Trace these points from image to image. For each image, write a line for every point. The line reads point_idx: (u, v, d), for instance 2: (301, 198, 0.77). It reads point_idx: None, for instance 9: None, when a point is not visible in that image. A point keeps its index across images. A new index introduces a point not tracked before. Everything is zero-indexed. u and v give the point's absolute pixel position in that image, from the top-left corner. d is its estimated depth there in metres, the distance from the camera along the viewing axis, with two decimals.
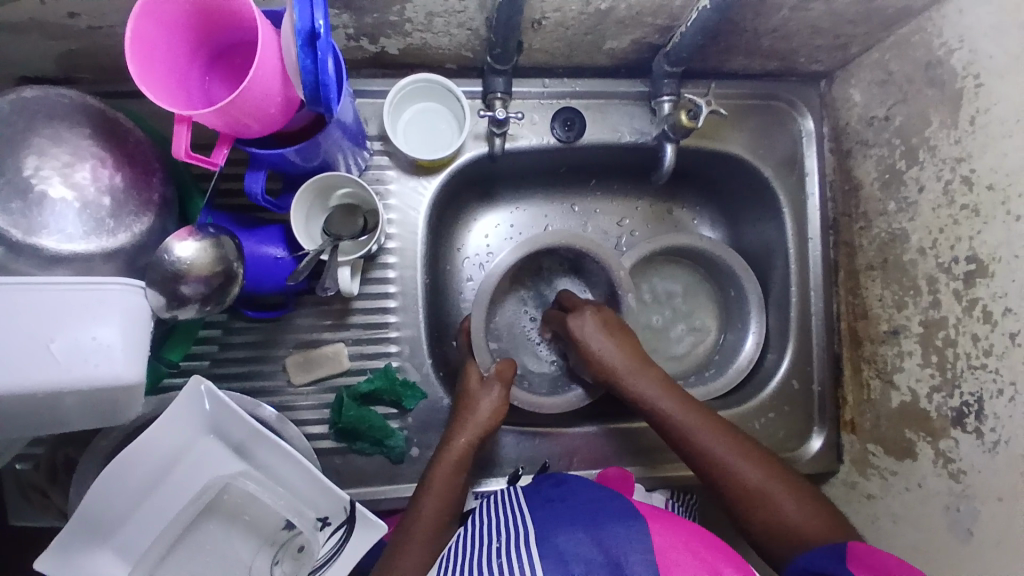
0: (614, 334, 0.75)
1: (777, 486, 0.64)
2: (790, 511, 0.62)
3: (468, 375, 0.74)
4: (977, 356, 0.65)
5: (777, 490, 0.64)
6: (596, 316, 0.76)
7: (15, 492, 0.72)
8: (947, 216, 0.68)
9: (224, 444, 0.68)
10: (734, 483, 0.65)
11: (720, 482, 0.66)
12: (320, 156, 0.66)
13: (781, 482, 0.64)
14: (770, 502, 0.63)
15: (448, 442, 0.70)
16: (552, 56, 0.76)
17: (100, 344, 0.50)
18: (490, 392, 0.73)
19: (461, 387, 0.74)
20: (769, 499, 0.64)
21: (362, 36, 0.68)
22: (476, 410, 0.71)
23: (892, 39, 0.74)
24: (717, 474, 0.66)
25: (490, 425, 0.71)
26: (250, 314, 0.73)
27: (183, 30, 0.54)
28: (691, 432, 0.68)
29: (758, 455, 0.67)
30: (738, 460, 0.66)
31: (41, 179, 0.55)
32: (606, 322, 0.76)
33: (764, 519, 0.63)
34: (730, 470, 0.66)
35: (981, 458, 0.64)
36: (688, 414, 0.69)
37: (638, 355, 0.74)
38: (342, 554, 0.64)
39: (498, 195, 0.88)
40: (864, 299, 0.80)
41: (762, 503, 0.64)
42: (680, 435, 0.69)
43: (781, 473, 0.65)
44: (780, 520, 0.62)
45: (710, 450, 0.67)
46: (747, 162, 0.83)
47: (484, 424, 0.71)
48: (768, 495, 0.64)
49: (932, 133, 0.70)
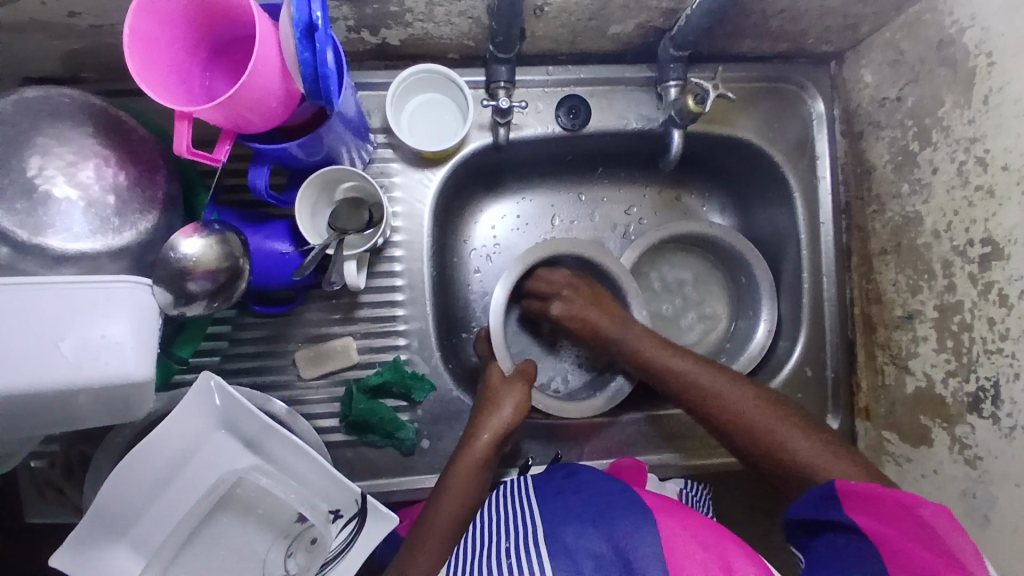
0: (596, 303, 0.79)
1: (772, 420, 0.65)
2: (797, 445, 0.63)
3: (492, 374, 0.74)
4: (993, 341, 0.63)
5: (778, 425, 0.64)
6: (567, 302, 0.79)
7: (31, 488, 0.73)
8: (961, 198, 0.67)
9: (235, 439, 0.68)
10: (730, 421, 0.67)
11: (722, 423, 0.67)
12: (324, 150, 0.66)
13: (778, 415, 0.65)
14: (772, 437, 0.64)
15: (472, 438, 0.70)
16: (556, 43, 0.75)
17: (110, 341, 0.51)
18: (513, 389, 0.73)
19: (485, 385, 0.74)
20: (766, 431, 0.65)
21: (363, 27, 0.67)
22: (501, 408, 0.71)
23: (904, 18, 0.72)
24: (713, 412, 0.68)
25: (514, 421, 0.71)
26: (258, 309, 0.74)
27: (183, 26, 0.54)
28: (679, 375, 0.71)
29: (751, 391, 0.68)
30: (738, 395, 0.67)
31: (46, 179, 0.55)
32: (586, 296, 0.79)
33: (768, 455, 0.64)
34: (725, 406, 0.67)
35: (998, 444, 0.63)
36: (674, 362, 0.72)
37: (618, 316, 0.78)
38: (354, 547, 0.65)
39: (504, 185, 0.88)
40: (878, 283, 0.79)
41: (764, 439, 0.64)
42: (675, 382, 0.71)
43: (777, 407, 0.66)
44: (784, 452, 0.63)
45: (707, 393, 0.69)
46: (757, 147, 0.82)
47: (507, 420, 0.71)
48: (767, 431, 0.65)
49: (945, 113, 0.68)
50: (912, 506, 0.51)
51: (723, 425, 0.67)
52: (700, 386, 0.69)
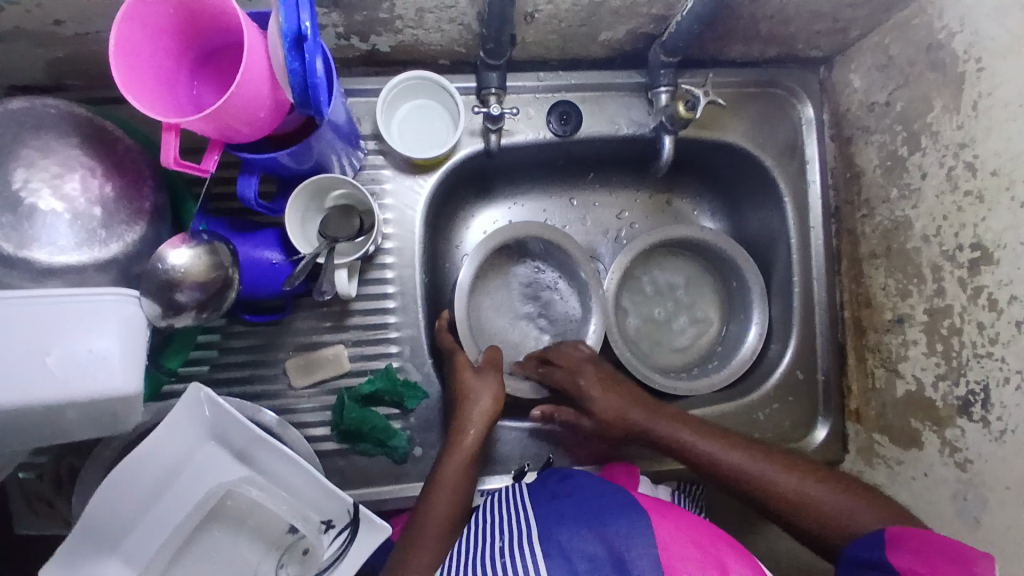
0: (616, 387, 0.75)
1: (811, 484, 0.65)
2: (839, 503, 0.63)
3: (461, 367, 0.73)
4: (983, 344, 0.64)
5: (818, 491, 0.64)
6: (595, 390, 0.75)
7: (19, 500, 0.72)
8: (950, 203, 0.67)
9: (225, 450, 0.67)
10: (771, 492, 0.66)
11: (759, 494, 0.66)
12: (313, 158, 0.65)
13: (814, 478, 0.65)
14: (819, 505, 0.63)
15: (457, 437, 0.70)
16: (547, 49, 0.75)
17: (98, 355, 0.50)
18: (486, 381, 0.72)
19: (455, 377, 0.73)
20: (807, 497, 0.64)
21: (352, 34, 0.67)
22: (479, 402, 0.71)
23: (893, 23, 0.72)
24: (751, 486, 0.66)
25: (493, 412, 0.71)
26: (248, 318, 0.73)
27: (169, 35, 0.53)
28: (712, 452, 0.69)
29: (786, 460, 0.67)
30: (768, 470, 0.66)
31: (31, 192, 0.55)
32: (604, 375, 0.76)
33: (813, 523, 0.63)
34: (762, 478, 0.66)
35: (988, 446, 0.63)
36: (706, 439, 0.70)
37: (637, 395, 0.75)
38: (348, 555, 0.64)
39: (495, 190, 0.87)
40: (868, 287, 0.79)
41: (809, 507, 0.64)
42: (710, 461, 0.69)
43: (812, 471, 0.66)
44: (834, 519, 0.62)
45: (745, 468, 0.67)
46: (747, 151, 0.82)
47: (488, 413, 0.71)
48: (807, 496, 0.64)
49: (934, 118, 0.69)
50: (968, 559, 0.51)
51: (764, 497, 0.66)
52: (737, 469, 0.67)
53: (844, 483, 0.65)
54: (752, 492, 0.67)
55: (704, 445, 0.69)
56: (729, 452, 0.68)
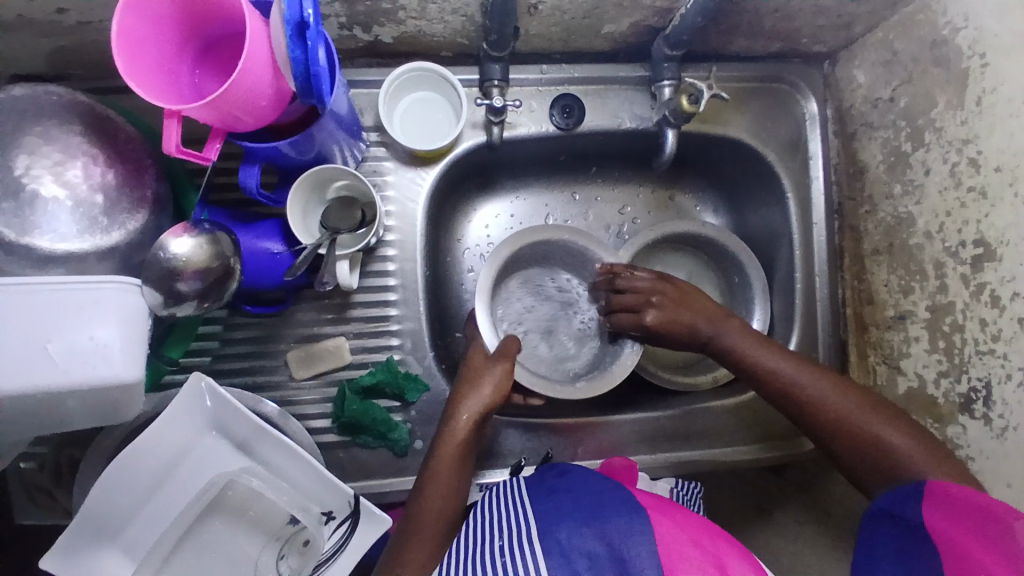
0: (687, 306, 0.73)
1: (878, 423, 0.62)
2: (904, 446, 0.60)
3: (472, 358, 0.73)
4: (985, 342, 0.64)
5: (884, 429, 0.61)
6: (659, 311, 0.74)
7: (19, 491, 0.72)
8: (954, 199, 0.67)
9: (226, 441, 0.68)
10: (838, 425, 0.63)
11: (828, 426, 0.64)
12: (315, 149, 0.65)
13: (883, 415, 0.63)
14: (883, 445, 0.61)
15: (450, 423, 0.68)
16: (550, 41, 0.74)
17: (98, 343, 0.50)
18: (493, 371, 0.71)
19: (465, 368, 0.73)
20: (873, 434, 0.62)
21: (355, 25, 0.67)
22: (476, 391, 0.69)
23: (897, 18, 0.72)
24: (823, 417, 0.64)
25: (493, 403, 0.69)
26: (249, 309, 0.73)
27: (171, 22, 0.53)
28: (793, 381, 0.66)
29: (856, 394, 0.64)
30: (842, 402, 0.64)
31: (33, 178, 0.55)
32: (677, 294, 0.74)
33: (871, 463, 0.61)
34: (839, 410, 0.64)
35: (989, 444, 0.63)
36: (787, 363, 0.67)
37: (713, 313, 0.73)
38: (347, 548, 0.64)
39: (498, 183, 0.87)
40: (870, 284, 0.79)
41: (872, 444, 0.61)
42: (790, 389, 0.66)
43: (881, 408, 0.63)
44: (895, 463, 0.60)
45: (820, 397, 0.65)
46: (751, 146, 0.82)
47: (486, 403, 0.69)
48: (874, 436, 0.61)
49: (938, 114, 0.69)
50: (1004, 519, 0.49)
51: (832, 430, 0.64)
52: (813, 398, 0.65)
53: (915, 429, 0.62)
54: (825, 425, 0.64)
55: (786, 372, 0.67)
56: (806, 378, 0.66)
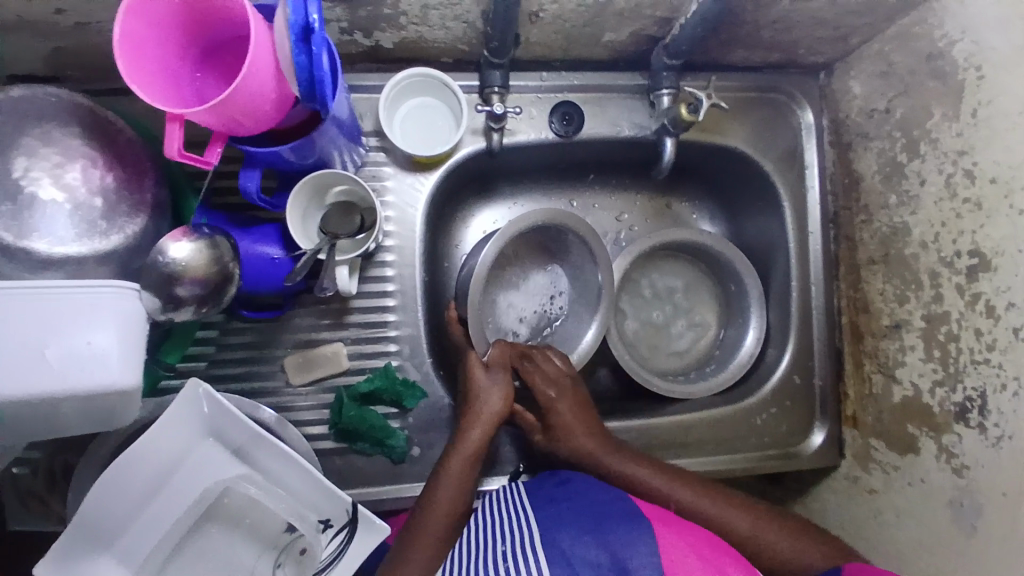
0: (584, 408, 0.74)
1: (769, 532, 0.65)
2: (785, 547, 0.64)
3: (471, 364, 0.72)
4: (980, 351, 0.64)
5: (767, 533, 0.65)
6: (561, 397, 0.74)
7: (10, 498, 0.71)
8: (949, 209, 0.68)
9: (223, 447, 0.67)
10: (727, 535, 0.65)
11: (724, 541, 0.65)
12: (316, 154, 0.65)
13: (768, 518, 0.66)
14: (772, 548, 0.64)
15: (462, 434, 0.69)
16: (551, 49, 0.75)
17: (95, 349, 0.49)
18: (495, 378, 0.72)
19: (465, 375, 0.72)
20: (767, 544, 0.64)
21: (356, 29, 0.67)
22: (489, 400, 0.71)
23: (894, 30, 0.73)
24: (715, 531, 0.65)
25: (503, 413, 0.71)
26: (247, 315, 0.72)
27: (173, 24, 0.53)
28: (672, 488, 0.68)
29: (740, 502, 0.67)
30: (730, 511, 0.66)
31: (32, 181, 0.55)
32: (578, 397, 0.75)
33: (770, 567, 0.64)
34: (722, 519, 0.66)
35: (985, 453, 0.64)
36: (655, 472, 0.69)
37: (597, 429, 0.73)
38: (345, 556, 0.62)
39: (496, 189, 0.87)
40: (866, 293, 0.80)
41: (761, 551, 0.64)
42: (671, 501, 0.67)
43: (766, 513, 0.67)
44: (776, 560, 0.64)
45: (700, 504, 0.66)
46: (748, 156, 0.82)
47: (497, 413, 0.70)
48: (767, 546, 0.64)
49: (933, 126, 0.70)
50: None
51: (725, 543, 0.65)
52: (680, 498, 0.67)
53: (804, 530, 0.66)
54: (715, 537, 0.66)
55: (660, 480, 0.68)
56: (673, 483, 0.68)
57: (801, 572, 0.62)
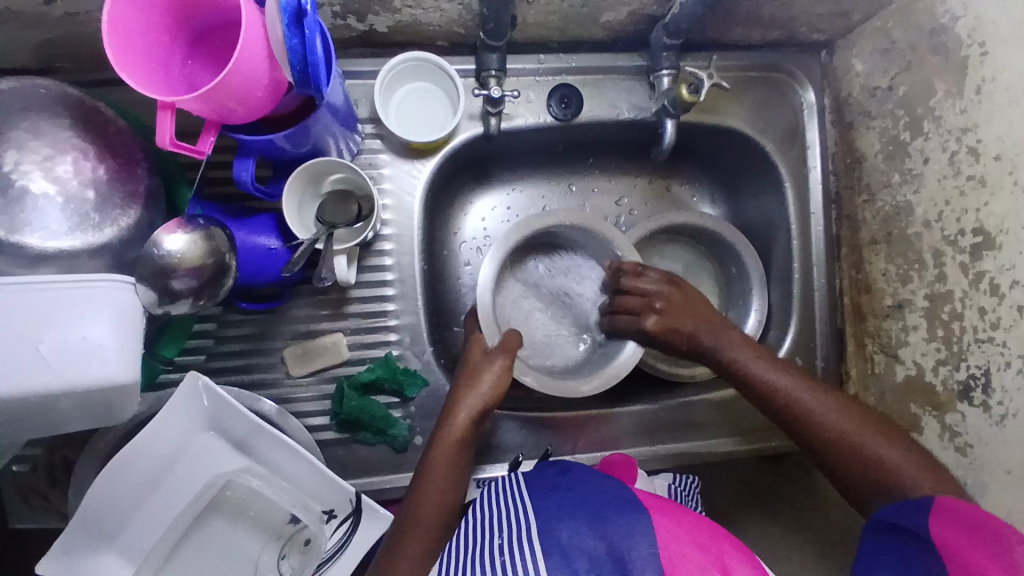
0: (690, 312, 0.74)
1: (865, 432, 0.61)
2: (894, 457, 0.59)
3: (471, 345, 0.72)
4: (985, 330, 0.64)
5: (871, 439, 0.60)
6: (661, 316, 0.75)
7: (12, 494, 0.70)
8: (953, 187, 0.67)
9: (224, 440, 0.66)
10: (830, 434, 0.62)
11: (812, 439, 0.63)
12: (311, 141, 0.64)
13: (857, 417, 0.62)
14: (865, 455, 0.60)
15: (448, 417, 0.67)
16: (547, 30, 0.73)
17: (91, 343, 0.48)
18: (493, 364, 0.70)
19: (463, 359, 0.72)
20: (862, 444, 0.60)
21: (349, 13, 0.65)
22: (478, 379, 0.69)
23: (895, 7, 0.72)
24: (805, 425, 0.64)
25: (492, 398, 0.68)
26: (245, 306, 0.72)
27: (161, 9, 0.51)
28: (777, 386, 0.66)
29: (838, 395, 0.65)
30: (815, 399, 0.64)
31: (22, 174, 0.53)
32: (687, 299, 0.76)
33: (858, 474, 0.60)
34: (814, 415, 0.63)
35: (989, 431, 0.64)
36: (745, 351, 0.70)
37: (705, 318, 0.74)
38: (348, 548, 0.64)
39: (494, 175, 0.86)
40: (868, 273, 0.79)
41: (850, 448, 0.61)
42: (767, 390, 0.67)
43: (859, 409, 0.63)
44: (877, 468, 0.59)
45: (793, 395, 0.65)
46: (748, 136, 0.81)
47: (484, 396, 0.68)
48: (856, 445, 0.60)
49: (936, 103, 0.69)
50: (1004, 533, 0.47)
51: (830, 446, 0.62)
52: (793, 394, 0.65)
53: (901, 438, 0.61)
54: (809, 434, 0.64)
55: (767, 375, 0.67)
56: (777, 374, 0.67)
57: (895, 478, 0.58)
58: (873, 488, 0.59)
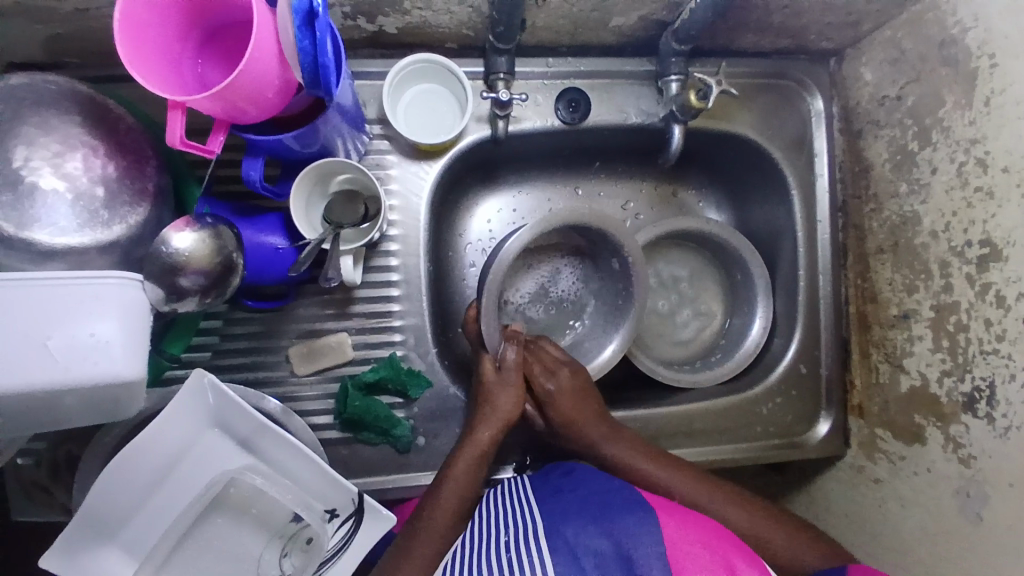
0: (584, 394, 0.73)
1: (766, 528, 0.65)
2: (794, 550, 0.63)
3: (482, 365, 0.73)
4: (990, 342, 0.64)
5: (769, 532, 0.65)
6: (558, 387, 0.73)
7: (15, 488, 0.71)
8: (960, 199, 0.67)
9: (229, 438, 0.67)
10: (734, 533, 0.65)
11: None
12: (320, 142, 0.64)
13: (764, 517, 0.66)
14: (774, 548, 0.64)
15: (472, 434, 0.70)
16: (557, 34, 0.73)
17: (99, 340, 0.49)
18: (508, 382, 0.73)
19: (478, 378, 0.73)
20: (762, 542, 0.64)
21: (360, 15, 0.65)
22: (497, 402, 0.72)
23: (905, 17, 0.72)
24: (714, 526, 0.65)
25: (513, 418, 0.71)
26: (251, 304, 0.72)
27: (174, 8, 0.51)
28: (671, 485, 0.67)
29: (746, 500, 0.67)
30: (727, 505, 0.66)
31: (31, 170, 0.54)
32: (581, 384, 0.74)
33: (765, 566, 0.64)
34: (722, 514, 0.66)
35: (992, 443, 0.63)
36: (622, 448, 0.71)
37: (598, 409, 0.73)
38: (352, 546, 0.64)
39: (500, 177, 0.86)
40: (874, 282, 0.79)
41: (757, 547, 0.64)
42: (666, 490, 0.68)
43: (765, 509, 0.67)
44: (778, 561, 0.63)
45: (690, 497, 0.67)
46: (756, 143, 0.81)
47: (506, 416, 0.71)
48: (767, 543, 0.64)
49: (945, 114, 0.68)
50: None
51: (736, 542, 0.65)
52: (694, 501, 0.66)
53: (799, 527, 0.66)
54: None
55: (662, 475, 0.68)
56: (671, 476, 0.68)
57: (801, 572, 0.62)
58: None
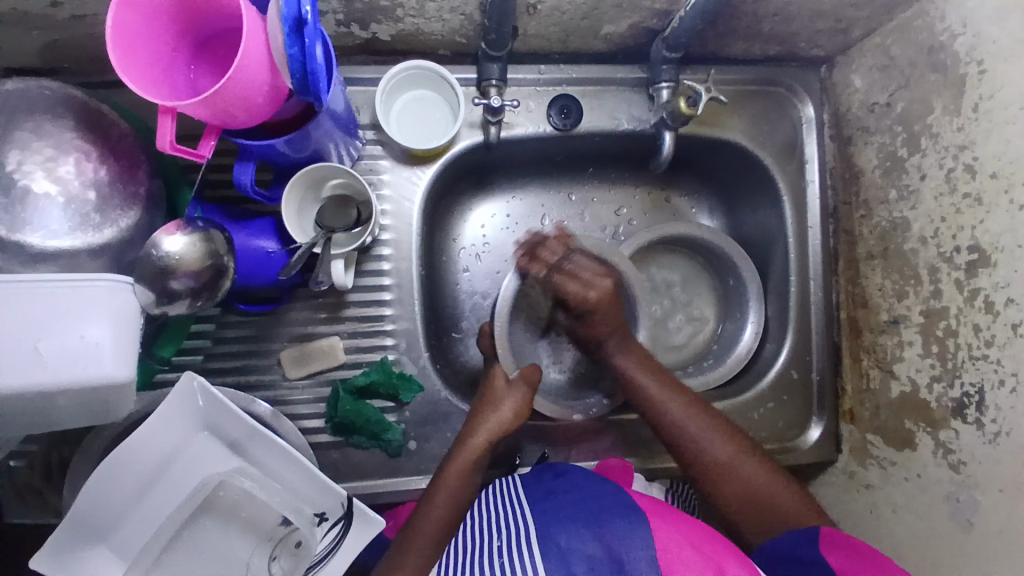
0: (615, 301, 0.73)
1: (745, 461, 0.67)
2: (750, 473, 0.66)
3: (494, 375, 0.74)
4: (979, 347, 0.64)
5: (744, 463, 0.66)
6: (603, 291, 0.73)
7: (8, 490, 0.71)
8: (949, 204, 0.67)
9: (219, 441, 0.67)
10: (706, 461, 0.67)
11: (692, 461, 0.68)
12: (311, 146, 0.64)
13: (749, 454, 0.67)
14: (742, 482, 0.65)
15: (466, 439, 0.70)
16: (549, 41, 0.74)
17: (89, 342, 0.49)
18: (514, 394, 0.73)
19: (486, 384, 0.74)
20: (736, 472, 0.66)
21: (352, 21, 0.66)
22: (499, 410, 0.71)
23: (894, 24, 0.72)
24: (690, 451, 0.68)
25: (511, 427, 0.71)
26: (242, 308, 0.72)
27: (167, 14, 0.52)
28: (668, 405, 0.70)
29: (731, 431, 0.69)
30: (708, 436, 0.68)
31: (25, 174, 0.54)
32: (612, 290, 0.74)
33: (734, 496, 0.66)
34: (698, 441, 0.68)
35: (982, 449, 0.63)
36: (631, 363, 0.73)
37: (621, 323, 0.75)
38: (338, 552, 0.63)
39: (494, 183, 0.87)
40: (865, 288, 0.80)
41: (729, 477, 0.66)
42: (660, 410, 0.70)
43: (745, 443, 0.68)
44: (745, 490, 0.65)
45: (682, 423, 0.69)
46: (748, 148, 0.82)
47: (506, 422, 0.71)
48: (740, 474, 0.66)
49: (934, 120, 0.69)
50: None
51: (707, 472, 0.67)
52: (682, 424, 0.69)
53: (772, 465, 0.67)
54: (686, 455, 0.69)
55: (659, 395, 0.71)
56: (672, 400, 0.70)
57: (773, 507, 0.64)
58: (751, 510, 0.65)
